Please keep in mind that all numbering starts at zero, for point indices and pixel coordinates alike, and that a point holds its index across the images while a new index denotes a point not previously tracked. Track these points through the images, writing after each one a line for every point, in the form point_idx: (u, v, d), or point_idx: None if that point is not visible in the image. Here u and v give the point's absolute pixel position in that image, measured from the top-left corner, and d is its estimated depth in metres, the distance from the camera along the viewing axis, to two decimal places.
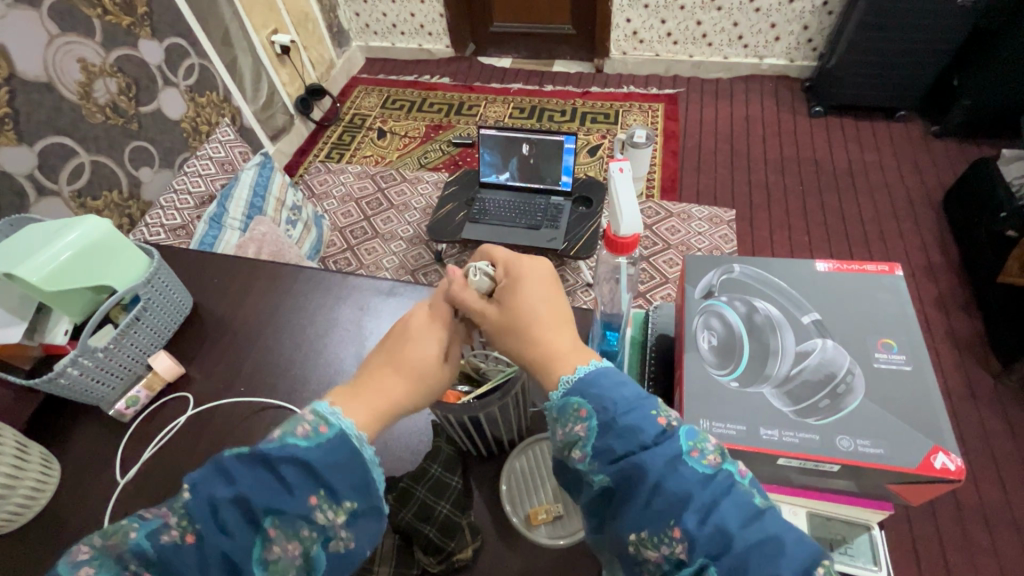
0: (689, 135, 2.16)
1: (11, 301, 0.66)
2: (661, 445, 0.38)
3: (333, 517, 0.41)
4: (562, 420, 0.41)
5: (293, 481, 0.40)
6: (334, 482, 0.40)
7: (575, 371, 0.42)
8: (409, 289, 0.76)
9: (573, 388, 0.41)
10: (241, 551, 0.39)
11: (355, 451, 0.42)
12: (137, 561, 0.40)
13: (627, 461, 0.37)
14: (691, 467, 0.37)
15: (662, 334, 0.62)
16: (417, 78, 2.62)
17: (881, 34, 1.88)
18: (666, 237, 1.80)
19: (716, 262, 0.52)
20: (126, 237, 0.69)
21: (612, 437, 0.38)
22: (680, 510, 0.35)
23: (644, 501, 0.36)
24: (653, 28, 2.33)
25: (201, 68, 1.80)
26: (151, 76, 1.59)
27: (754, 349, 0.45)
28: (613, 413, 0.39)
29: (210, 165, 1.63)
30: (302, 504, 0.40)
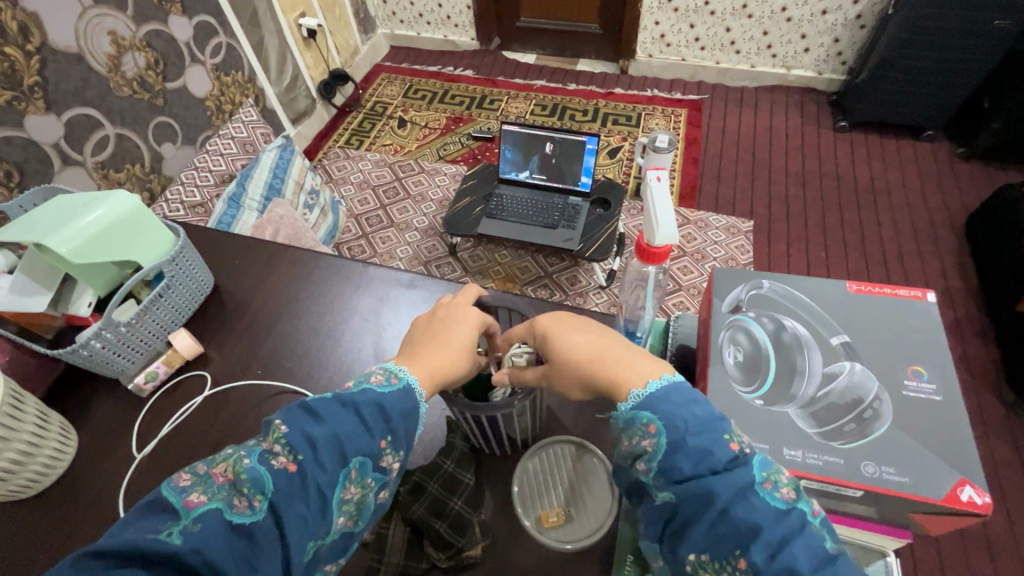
0: (710, 142, 2.15)
1: (37, 269, 0.66)
2: (732, 473, 0.38)
3: (393, 463, 0.45)
4: (628, 431, 0.42)
5: (371, 422, 0.44)
6: (401, 429, 0.45)
7: (645, 386, 0.43)
8: (428, 282, 0.76)
9: (644, 402, 0.42)
10: (331, 486, 0.41)
11: (417, 404, 0.47)
12: (250, 487, 0.39)
13: (694, 484, 0.38)
14: (765, 500, 0.37)
15: (682, 344, 0.62)
16: (440, 69, 2.61)
17: (915, 51, 1.85)
18: (682, 244, 1.79)
19: (744, 277, 0.51)
20: (153, 213, 0.69)
21: (680, 457, 0.39)
22: (748, 540, 0.35)
23: (709, 525, 0.37)
24: (681, 32, 2.30)
25: (228, 47, 1.80)
26: (179, 52, 1.60)
27: (780, 368, 0.45)
28: (683, 433, 0.40)
29: (232, 144, 1.64)
30: (375, 445, 0.44)
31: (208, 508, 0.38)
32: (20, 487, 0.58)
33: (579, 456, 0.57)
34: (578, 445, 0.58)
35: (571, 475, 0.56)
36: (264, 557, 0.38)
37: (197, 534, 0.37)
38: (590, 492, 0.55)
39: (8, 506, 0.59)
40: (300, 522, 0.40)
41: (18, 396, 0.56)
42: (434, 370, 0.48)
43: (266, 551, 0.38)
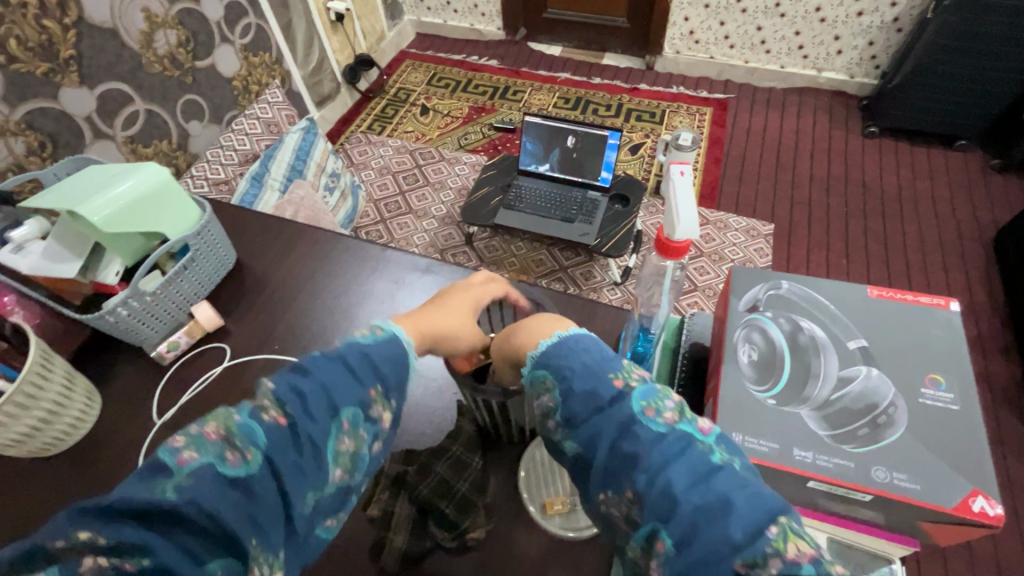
0: (734, 143, 2.12)
1: (69, 237, 0.68)
2: (614, 408, 0.38)
3: (384, 413, 0.44)
4: (534, 391, 0.43)
5: (359, 371, 0.43)
6: (392, 379, 0.45)
7: (538, 345, 0.43)
8: (444, 267, 0.77)
9: (538, 361, 0.42)
10: (323, 438, 0.40)
11: (404, 353, 0.46)
12: (242, 440, 0.37)
13: (585, 427, 0.38)
14: (648, 427, 0.36)
15: (696, 343, 0.62)
16: (465, 58, 2.61)
17: (951, 57, 1.80)
18: (701, 245, 1.77)
19: (763, 276, 0.51)
20: (181, 187, 0.69)
21: (572, 402, 0.39)
22: (634, 471, 0.35)
23: (605, 464, 0.37)
24: (711, 29, 2.27)
25: (257, 28, 1.82)
26: (209, 31, 1.62)
27: (794, 369, 0.45)
28: (570, 380, 0.40)
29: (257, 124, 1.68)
30: (366, 393, 0.43)
31: (200, 464, 0.36)
32: (47, 444, 0.60)
33: None
34: None
35: None
36: (260, 507, 0.36)
37: (189, 488, 0.34)
38: None
39: (34, 462, 0.62)
40: (293, 472, 0.38)
41: (46, 358, 0.58)
42: (424, 331, 0.49)
43: (264, 503, 0.37)
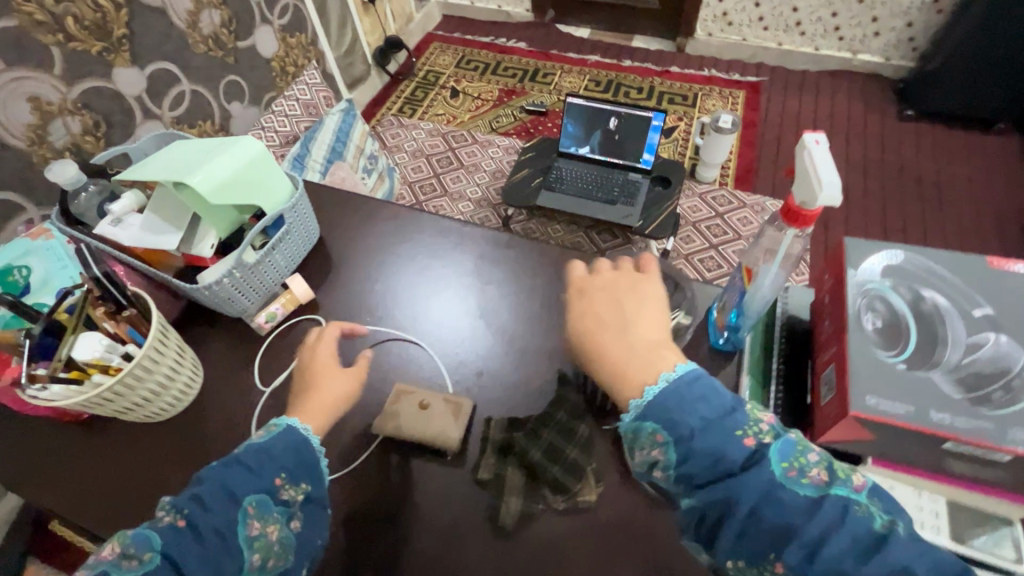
0: (769, 126, 2.10)
1: (167, 210, 0.70)
2: (751, 472, 0.39)
3: (294, 494, 0.49)
4: (637, 440, 0.43)
5: (258, 465, 0.48)
6: (297, 466, 0.50)
7: (644, 393, 0.43)
8: (524, 243, 0.78)
9: (645, 413, 0.42)
10: (228, 526, 0.45)
11: (303, 441, 0.51)
12: (137, 548, 0.42)
13: (715, 488, 0.40)
14: (796, 491, 0.39)
15: (790, 317, 0.63)
16: (493, 40, 2.58)
17: (995, 37, 1.77)
18: (739, 228, 1.75)
19: (877, 247, 0.52)
20: (276, 161, 0.70)
21: (692, 464, 0.40)
22: (787, 536, 0.37)
23: (738, 526, 0.38)
24: (745, 11, 2.23)
25: (295, 9, 1.80)
26: (250, 11, 1.60)
27: (921, 336, 0.46)
28: (688, 437, 0.41)
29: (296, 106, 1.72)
30: (269, 483, 0.48)
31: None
32: (155, 413, 0.62)
33: None
34: None
35: None
36: None
37: None
38: None
39: (146, 430, 0.64)
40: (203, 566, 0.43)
41: (166, 332, 0.58)
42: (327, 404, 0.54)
43: None
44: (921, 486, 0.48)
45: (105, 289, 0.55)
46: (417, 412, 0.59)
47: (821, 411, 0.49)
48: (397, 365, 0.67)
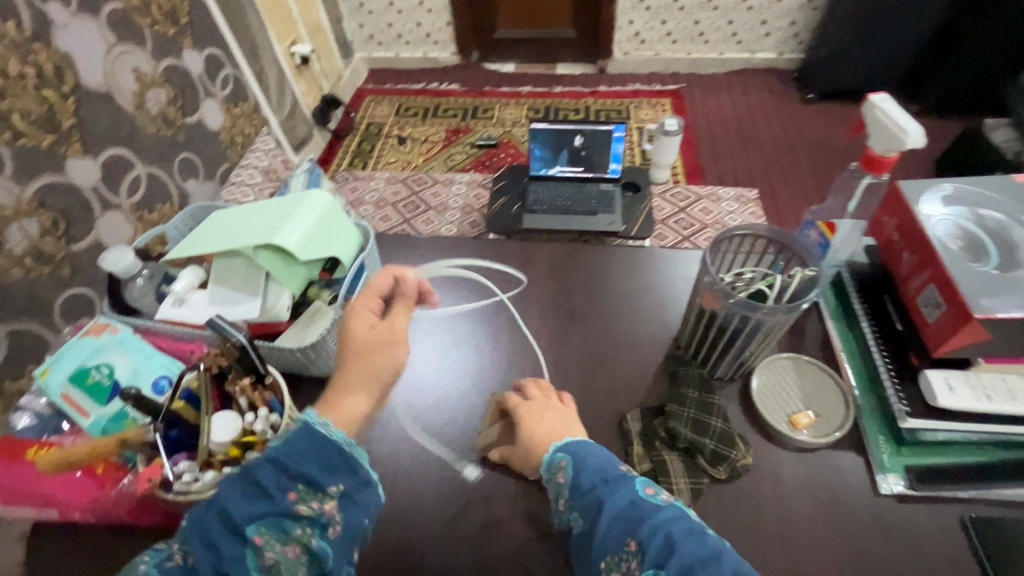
0: (700, 125, 2.30)
1: (234, 279, 0.66)
2: (621, 485, 0.47)
3: (318, 505, 0.45)
4: (550, 469, 0.52)
5: (271, 484, 0.43)
6: (316, 472, 0.45)
7: (562, 439, 0.54)
8: (586, 251, 0.81)
9: (562, 446, 0.53)
10: (240, 558, 0.42)
11: (321, 438, 0.46)
12: None
13: (591, 493, 0.48)
14: (649, 502, 0.46)
15: (856, 263, 0.69)
16: (426, 86, 2.63)
17: (872, 24, 2.07)
18: (702, 218, 1.69)
19: (930, 184, 0.61)
20: (343, 212, 0.70)
21: (583, 474, 0.49)
22: (636, 527, 0.44)
23: (605, 527, 0.45)
24: (654, 29, 2.47)
25: (235, 80, 1.37)
26: (192, 84, 1.18)
27: (999, 246, 0.55)
28: (584, 464, 0.50)
29: (255, 173, 1.32)
30: (284, 501, 0.44)
31: None
32: None
33: (799, 366, 0.63)
34: (793, 357, 0.64)
35: (798, 384, 0.62)
36: None
37: None
38: (823, 394, 0.61)
39: None
40: None
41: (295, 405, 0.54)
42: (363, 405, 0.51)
43: None
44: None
45: (243, 356, 0.51)
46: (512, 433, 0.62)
47: (928, 328, 0.56)
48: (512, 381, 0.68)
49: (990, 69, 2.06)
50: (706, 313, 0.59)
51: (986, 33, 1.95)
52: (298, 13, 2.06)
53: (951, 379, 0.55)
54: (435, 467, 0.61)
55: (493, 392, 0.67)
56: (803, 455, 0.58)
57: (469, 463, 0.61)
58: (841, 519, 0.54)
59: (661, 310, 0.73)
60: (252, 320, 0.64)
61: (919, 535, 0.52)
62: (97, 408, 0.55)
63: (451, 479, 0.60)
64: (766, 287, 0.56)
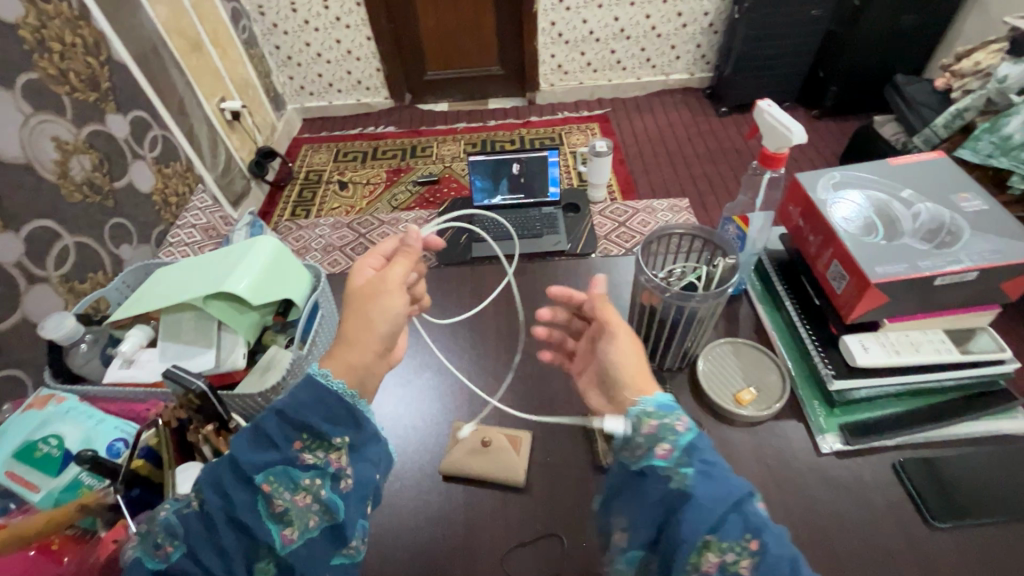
0: (628, 145, 2.44)
1: (185, 333, 0.65)
2: (736, 477, 0.44)
3: (324, 454, 0.46)
4: (661, 414, 0.47)
5: (276, 434, 0.44)
6: (320, 423, 0.45)
7: (654, 396, 0.49)
8: (535, 268, 0.86)
9: (664, 403, 0.47)
10: (250, 504, 0.43)
11: (324, 389, 0.46)
12: (163, 535, 0.43)
13: (715, 476, 0.43)
14: (762, 507, 0.43)
15: (772, 250, 0.77)
16: (362, 130, 2.66)
17: (766, 42, 2.29)
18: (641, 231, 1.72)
19: (820, 174, 0.70)
20: (292, 254, 0.71)
21: (698, 451, 0.45)
22: (760, 529, 0.41)
23: (728, 513, 0.41)
24: (575, 60, 2.63)
25: (163, 139, 1.39)
26: (119, 149, 1.17)
27: (884, 221, 0.63)
28: (697, 438, 0.45)
29: (193, 232, 1.25)
30: (289, 450, 0.45)
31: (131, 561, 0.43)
32: None
33: (737, 348, 0.68)
34: (732, 341, 0.69)
35: (738, 366, 0.67)
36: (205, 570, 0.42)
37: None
38: (759, 371, 0.67)
39: None
40: (224, 547, 0.42)
41: None
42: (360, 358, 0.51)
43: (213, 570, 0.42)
44: (926, 327, 0.63)
45: (205, 404, 0.51)
46: (482, 449, 0.62)
47: (839, 298, 0.63)
48: (480, 398, 0.70)
49: (872, 73, 2.31)
50: (647, 308, 0.64)
51: (863, 43, 2.19)
52: (224, 70, 2.06)
53: (865, 341, 0.62)
54: (410, 493, 0.62)
55: (459, 412, 0.69)
56: (752, 428, 0.63)
57: (445, 481, 0.63)
58: (793, 480, 0.59)
59: None
60: (208, 372, 0.63)
61: (862, 486, 0.58)
62: (49, 479, 0.53)
63: (428, 500, 0.61)
64: (695, 279, 0.62)
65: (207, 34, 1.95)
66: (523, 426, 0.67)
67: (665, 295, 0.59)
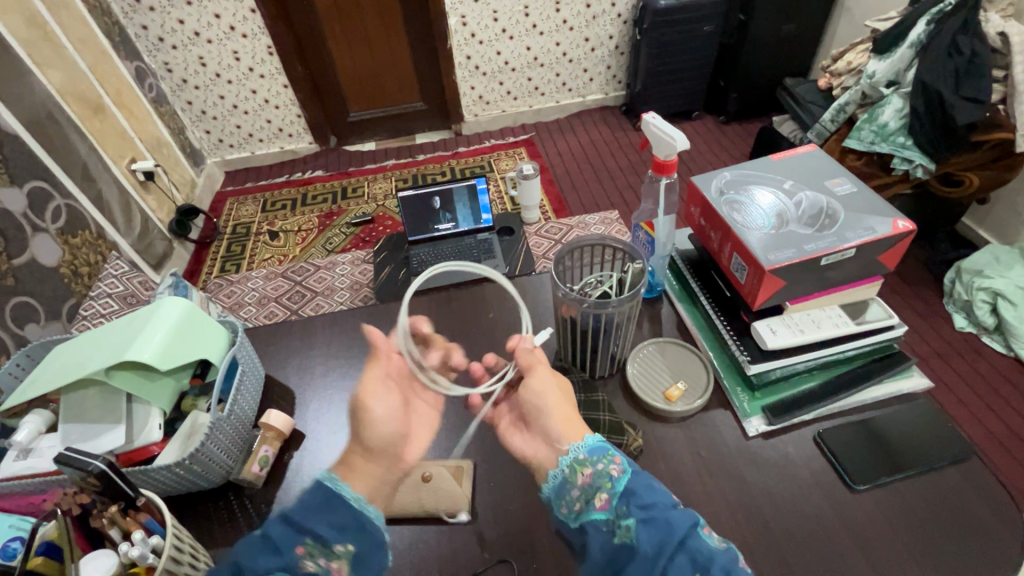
0: (556, 165, 2.53)
1: (90, 413, 0.61)
2: (683, 510, 0.45)
3: (323, 562, 0.47)
4: (594, 460, 0.49)
5: (282, 540, 0.46)
6: (327, 531, 0.47)
7: (583, 440, 0.51)
8: (465, 293, 0.87)
9: (606, 445, 0.50)
10: None
11: (337, 495, 0.49)
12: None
13: (658, 512, 0.44)
14: (709, 540, 0.44)
15: (682, 250, 0.82)
16: (289, 177, 2.60)
17: (669, 58, 2.45)
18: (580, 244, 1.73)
19: (713, 175, 0.75)
20: (204, 312, 0.68)
21: (640, 489, 0.46)
22: (706, 564, 0.42)
23: (672, 555, 0.42)
24: (494, 90, 2.71)
25: (68, 208, 1.34)
26: (16, 224, 1.12)
27: (770, 211, 0.68)
28: (642, 475, 0.48)
29: (109, 301, 1.16)
30: (292, 557, 0.46)
31: None
32: None
33: (660, 349, 0.71)
34: (654, 343, 0.72)
35: (664, 365, 0.70)
36: None
37: None
38: (684, 367, 0.69)
39: None
40: None
41: (178, 527, 0.51)
42: None
43: None
44: (822, 305, 0.68)
45: (107, 484, 0.48)
46: (421, 485, 0.61)
47: (744, 288, 0.68)
48: None
49: (767, 78, 2.50)
50: (569, 320, 0.65)
51: (753, 53, 2.39)
52: (132, 130, 1.97)
53: (773, 325, 0.66)
54: None
55: None
56: (685, 423, 0.65)
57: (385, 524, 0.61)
58: (727, 468, 0.61)
59: (538, 330, 0.79)
60: (119, 450, 0.59)
61: (788, 463, 0.61)
62: None
63: None
64: (609, 287, 0.65)
65: (110, 96, 1.88)
66: (463, 454, 0.66)
67: (585, 305, 0.61)
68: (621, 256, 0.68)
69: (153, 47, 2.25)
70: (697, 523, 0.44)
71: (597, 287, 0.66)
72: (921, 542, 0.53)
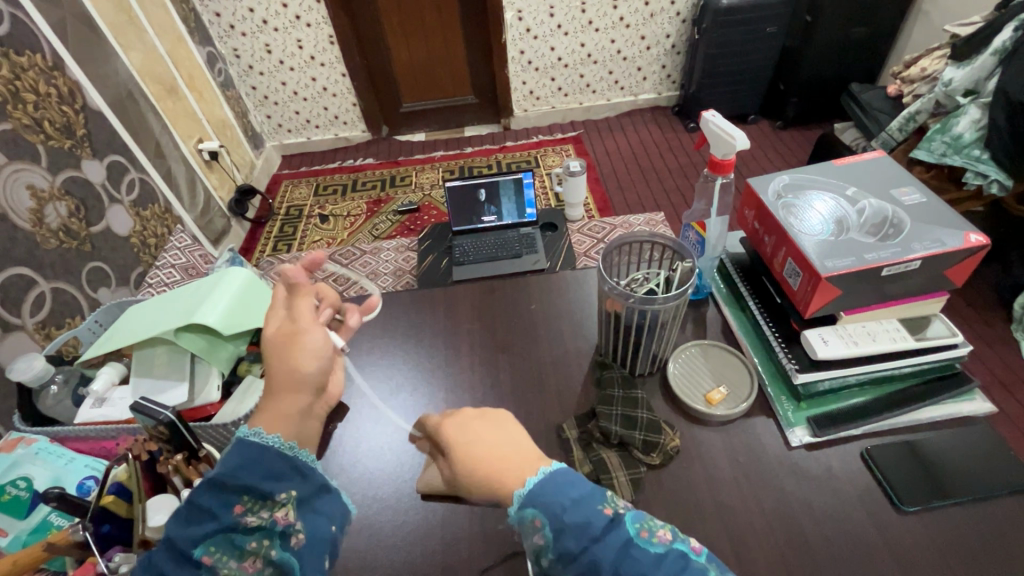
0: (603, 164, 2.50)
1: (160, 369, 0.66)
2: (612, 533, 0.43)
3: (271, 513, 0.47)
4: (523, 527, 0.46)
5: (214, 505, 0.45)
6: (262, 483, 0.47)
7: (524, 483, 0.47)
8: (508, 284, 0.88)
9: (526, 500, 0.46)
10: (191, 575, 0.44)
11: (259, 447, 0.49)
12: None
13: (584, 557, 0.43)
14: (646, 549, 0.43)
15: (733, 254, 0.80)
16: (341, 164, 2.68)
17: (727, 60, 2.38)
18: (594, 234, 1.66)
19: (771, 177, 0.73)
20: (264, 284, 0.72)
21: (566, 538, 0.43)
22: None
23: None
24: (546, 86, 2.71)
25: (141, 182, 1.43)
26: (96, 193, 1.20)
27: (828, 218, 0.66)
28: (562, 516, 0.44)
29: (172, 272, 1.23)
30: (229, 517, 0.45)
31: None
32: None
33: (702, 351, 0.71)
34: (696, 345, 0.71)
35: (706, 367, 0.69)
36: None
37: None
38: (727, 371, 0.68)
39: None
40: None
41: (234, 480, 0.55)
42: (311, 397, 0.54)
43: None
44: (879, 318, 0.66)
45: (174, 434, 0.51)
46: None
47: (796, 295, 0.66)
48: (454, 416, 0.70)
49: (831, 83, 2.39)
50: (612, 315, 0.65)
51: (818, 56, 2.29)
52: (201, 112, 2.08)
53: (824, 335, 0.64)
54: (387, 517, 0.61)
55: None
56: (724, 427, 0.64)
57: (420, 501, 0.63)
58: (765, 476, 0.60)
59: (579, 325, 0.80)
60: (182, 405, 0.64)
61: (832, 477, 0.59)
62: (19, 522, 0.57)
63: (404, 520, 0.61)
64: (656, 284, 0.64)
65: (183, 79, 1.99)
66: None
67: (630, 300, 0.61)
68: (670, 254, 0.68)
69: (225, 34, 2.37)
70: (626, 541, 0.43)
71: (645, 283, 0.66)
72: (970, 569, 0.51)
